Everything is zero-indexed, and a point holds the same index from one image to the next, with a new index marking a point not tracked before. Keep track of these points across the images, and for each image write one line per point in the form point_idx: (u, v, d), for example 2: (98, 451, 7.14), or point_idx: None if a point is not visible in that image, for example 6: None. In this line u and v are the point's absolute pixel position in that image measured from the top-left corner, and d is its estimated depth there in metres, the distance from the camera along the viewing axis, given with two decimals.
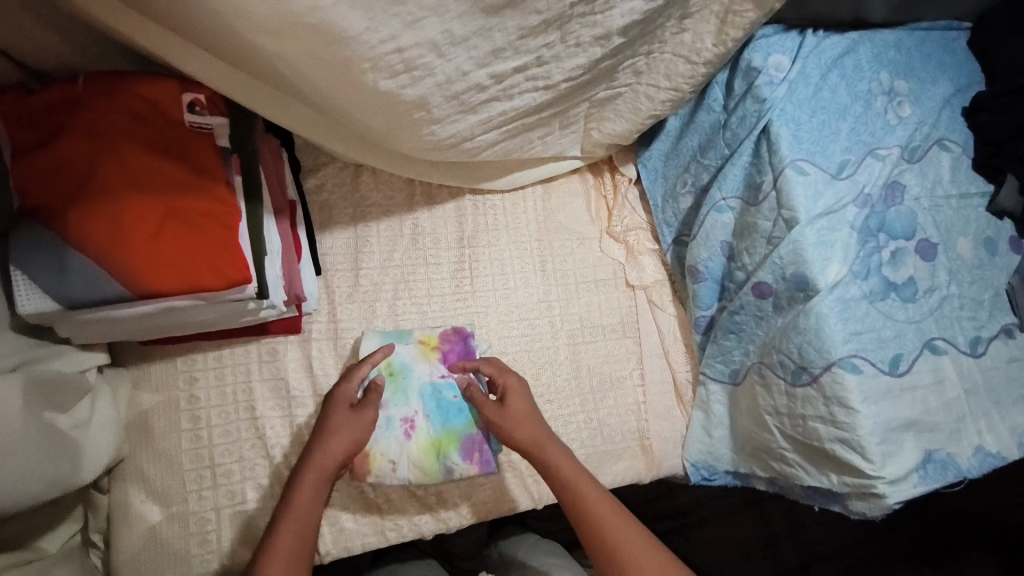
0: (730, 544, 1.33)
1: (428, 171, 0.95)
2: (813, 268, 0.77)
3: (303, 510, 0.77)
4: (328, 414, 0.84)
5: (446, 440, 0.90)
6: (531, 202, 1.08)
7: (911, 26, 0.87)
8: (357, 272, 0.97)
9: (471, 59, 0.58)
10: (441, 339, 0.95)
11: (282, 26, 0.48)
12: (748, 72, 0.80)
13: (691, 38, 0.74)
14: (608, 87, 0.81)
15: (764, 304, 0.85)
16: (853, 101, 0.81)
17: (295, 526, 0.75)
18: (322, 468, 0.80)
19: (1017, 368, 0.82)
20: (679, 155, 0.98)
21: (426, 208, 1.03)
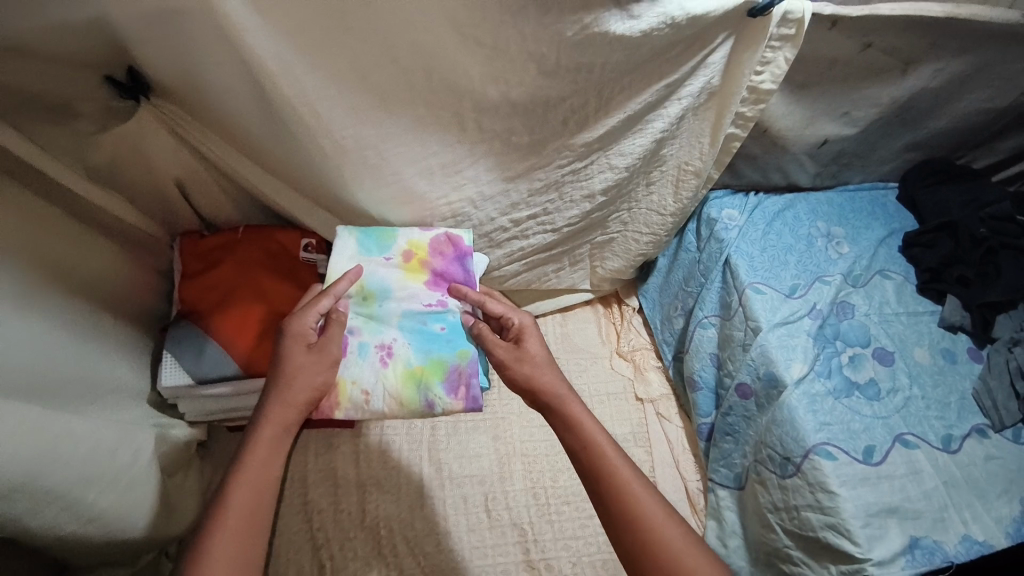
0: None
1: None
2: (780, 366, 0.92)
3: (259, 464, 0.63)
4: (283, 357, 0.69)
5: (429, 369, 0.77)
6: (552, 326, 1.30)
7: (839, 188, 1.13)
8: None
9: (497, 209, 0.86)
10: (431, 251, 0.84)
11: (376, 191, 0.76)
12: (709, 222, 1.05)
13: (659, 199, 0.99)
14: (603, 233, 1.08)
15: (749, 403, 0.97)
16: (796, 241, 1.04)
17: (251, 489, 0.61)
18: (285, 419, 0.67)
19: (997, 466, 0.88)
20: (670, 286, 1.20)
21: None
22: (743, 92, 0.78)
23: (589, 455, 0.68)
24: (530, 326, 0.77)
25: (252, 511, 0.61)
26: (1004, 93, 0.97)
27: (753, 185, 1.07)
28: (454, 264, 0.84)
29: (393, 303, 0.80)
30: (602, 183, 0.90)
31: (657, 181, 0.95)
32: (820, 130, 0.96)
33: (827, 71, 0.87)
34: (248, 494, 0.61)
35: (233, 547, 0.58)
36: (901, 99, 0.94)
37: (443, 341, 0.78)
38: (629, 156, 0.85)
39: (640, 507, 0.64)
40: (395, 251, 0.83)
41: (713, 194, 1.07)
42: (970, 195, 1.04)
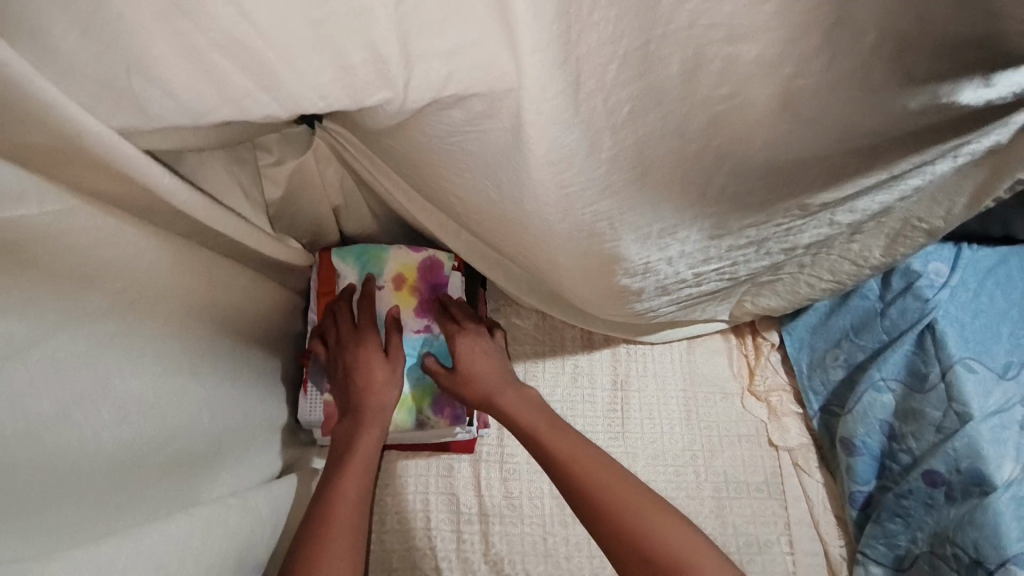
0: None
1: (593, 320, 1.09)
2: (990, 464, 0.80)
3: (356, 470, 0.71)
4: (365, 368, 0.78)
5: (418, 396, 0.83)
6: (681, 356, 1.18)
7: None
8: None
9: (686, 264, 0.73)
10: (417, 278, 0.86)
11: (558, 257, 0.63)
12: (908, 273, 0.90)
13: (858, 247, 0.83)
14: (772, 274, 0.93)
15: (935, 492, 0.85)
16: (1011, 308, 0.89)
17: (353, 481, 0.70)
18: (376, 424, 0.76)
19: None
20: (828, 330, 1.10)
21: (585, 351, 1.17)
22: None
23: (539, 435, 0.75)
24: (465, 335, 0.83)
25: (356, 502, 0.68)
26: None
27: (966, 235, 0.91)
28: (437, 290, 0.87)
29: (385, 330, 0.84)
30: (812, 236, 0.75)
31: (868, 235, 0.80)
32: None
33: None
34: (349, 487, 0.69)
35: (346, 535, 0.65)
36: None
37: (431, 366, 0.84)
38: (861, 212, 0.71)
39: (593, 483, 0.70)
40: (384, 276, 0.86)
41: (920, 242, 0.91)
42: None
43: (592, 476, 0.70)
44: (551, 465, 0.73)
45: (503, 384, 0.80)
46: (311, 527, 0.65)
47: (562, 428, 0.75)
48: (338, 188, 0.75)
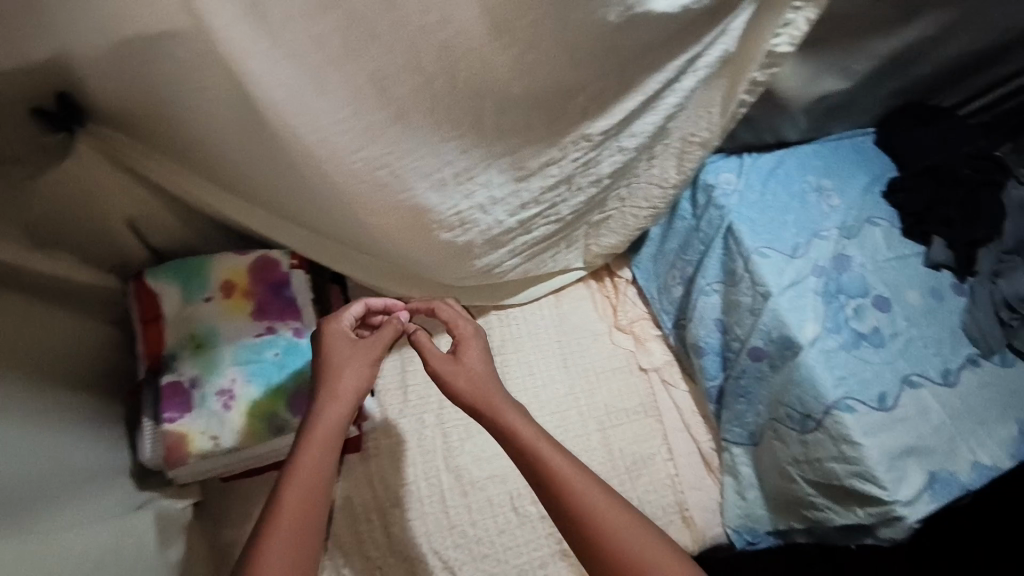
0: None
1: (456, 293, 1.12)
2: (792, 328, 0.91)
3: (312, 461, 0.67)
4: (328, 354, 0.74)
5: (270, 400, 0.76)
6: (550, 309, 1.25)
7: (821, 140, 1.11)
8: (406, 388, 1.07)
9: (505, 212, 0.76)
10: (248, 281, 0.83)
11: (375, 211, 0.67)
12: (706, 188, 1.03)
13: (658, 171, 0.95)
14: (601, 212, 1.03)
15: (762, 366, 0.97)
16: (791, 200, 1.03)
17: (304, 484, 0.65)
18: (334, 414, 0.70)
19: (992, 391, 0.91)
20: (665, 256, 1.19)
21: None
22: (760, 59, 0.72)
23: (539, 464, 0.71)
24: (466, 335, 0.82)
25: (305, 507, 0.64)
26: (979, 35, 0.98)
27: (744, 146, 1.04)
28: (273, 291, 0.83)
29: (224, 342, 0.79)
30: (610, 166, 0.83)
31: (660, 157, 0.91)
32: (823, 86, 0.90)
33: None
34: (299, 490, 0.65)
35: (289, 544, 0.62)
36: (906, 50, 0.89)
37: (280, 366, 0.79)
38: (641, 135, 0.79)
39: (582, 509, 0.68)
40: (212, 288, 0.82)
41: (709, 159, 1.05)
42: (941, 139, 1.07)
43: (595, 508, 0.68)
44: (540, 488, 0.70)
45: (504, 405, 0.75)
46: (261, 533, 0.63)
47: (566, 454, 0.72)
48: (112, 184, 0.75)
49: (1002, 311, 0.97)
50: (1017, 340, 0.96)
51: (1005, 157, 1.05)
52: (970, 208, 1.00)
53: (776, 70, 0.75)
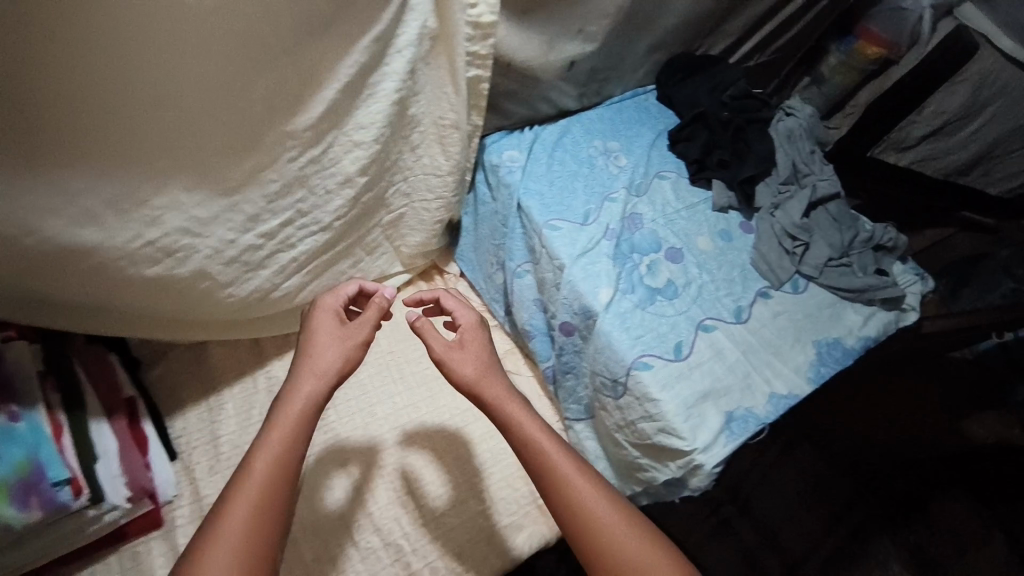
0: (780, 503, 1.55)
1: (258, 326, 1.02)
2: (587, 296, 0.89)
3: (278, 440, 0.59)
4: (312, 334, 0.68)
5: None
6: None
7: (605, 103, 1.12)
8: (215, 443, 0.94)
9: (231, 230, 0.69)
10: None
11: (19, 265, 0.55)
12: (492, 169, 1.00)
13: (430, 160, 0.91)
14: (388, 213, 0.97)
15: (575, 339, 0.95)
16: (579, 167, 1.02)
17: (272, 466, 0.57)
18: (305, 396, 0.63)
19: (785, 320, 0.94)
20: (479, 242, 1.12)
21: (277, 359, 1.06)
22: (464, 31, 0.71)
23: (538, 459, 0.65)
24: (470, 324, 0.76)
25: (275, 496, 0.56)
26: None
27: (524, 121, 1.03)
28: None
29: None
30: (355, 165, 0.77)
31: (422, 144, 0.87)
32: (569, 49, 0.88)
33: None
34: (279, 466, 0.57)
35: (237, 541, 0.53)
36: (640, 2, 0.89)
37: None
38: (373, 126, 0.74)
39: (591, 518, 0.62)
40: None
41: (489, 139, 1.01)
42: (714, 82, 1.11)
43: (591, 506, 0.63)
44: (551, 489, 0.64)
45: (505, 398, 0.69)
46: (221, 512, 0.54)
47: (571, 454, 0.67)
48: None
49: (787, 240, 0.99)
50: (804, 266, 0.98)
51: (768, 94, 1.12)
52: (742, 146, 1.05)
53: (489, 38, 0.73)
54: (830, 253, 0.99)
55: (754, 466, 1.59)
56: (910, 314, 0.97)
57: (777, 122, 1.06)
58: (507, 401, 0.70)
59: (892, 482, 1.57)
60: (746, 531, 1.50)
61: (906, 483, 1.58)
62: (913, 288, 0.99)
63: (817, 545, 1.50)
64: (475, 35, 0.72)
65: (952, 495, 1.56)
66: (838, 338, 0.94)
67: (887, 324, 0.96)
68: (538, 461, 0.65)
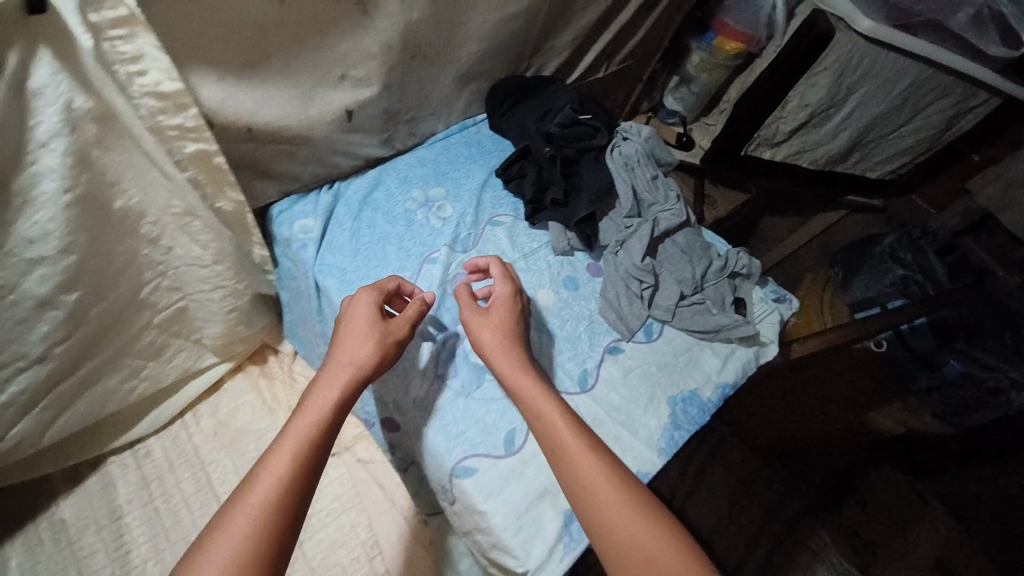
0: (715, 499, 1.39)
1: (30, 466, 0.90)
2: None
3: (312, 419, 0.60)
4: (348, 323, 0.70)
5: None
6: (202, 420, 1.02)
7: (428, 142, 0.99)
8: None
9: None
10: None
11: None
12: (285, 244, 0.84)
13: (188, 250, 0.74)
14: (159, 311, 0.81)
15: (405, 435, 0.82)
16: (393, 226, 0.88)
17: (296, 445, 0.58)
18: (341, 381, 0.64)
19: (638, 377, 0.84)
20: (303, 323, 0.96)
21: (70, 492, 0.94)
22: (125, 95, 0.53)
23: (561, 448, 0.62)
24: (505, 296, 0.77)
25: (299, 477, 0.56)
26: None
27: (318, 180, 0.87)
28: None
29: None
30: (44, 285, 0.63)
31: (166, 235, 0.70)
32: (335, 98, 0.73)
33: (281, 29, 0.60)
34: (303, 446, 0.58)
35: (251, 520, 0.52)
36: (417, 39, 0.74)
37: None
38: (51, 238, 0.59)
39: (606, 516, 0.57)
40: None
41: (277, 209, 0.85)
42: (544, 109, 0.98)
43: (602, 499, 0.57)
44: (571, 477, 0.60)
45: (528, 382, 0.68)
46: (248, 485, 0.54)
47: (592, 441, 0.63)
48: None
49: (635, 282, 0.89)
50: (655, 309, 0.89)
51: (607, 114, 1.02)
52: (585, 178, 0.92)
53: (186, 109, 0.58)
54: (681, 291, 0.89)
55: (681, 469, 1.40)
56: (769, 347, 0.90)
57: (611, 152, 0.96)
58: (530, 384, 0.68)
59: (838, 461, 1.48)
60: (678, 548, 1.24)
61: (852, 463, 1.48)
62: (769, 318, 0.92)
63: (752, 546, 1.32)
64: (162, 106, 0.56)
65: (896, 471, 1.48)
66: (695, 389, 0.84)
67: (744, 366, 0.88)
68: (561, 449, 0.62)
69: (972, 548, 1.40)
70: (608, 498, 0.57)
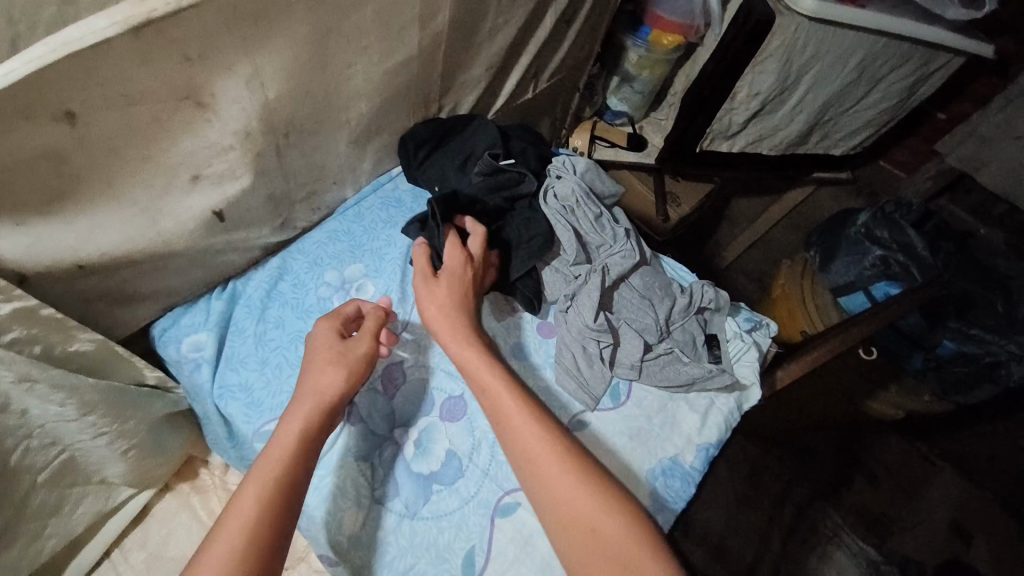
0: (726, 492, 1.42)
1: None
2: (326, 531, 0.64)
3: (279, 455, 0.57)
4: (313, 344, 0.65)
5: None
6: (130, 556, 0.84)
7: (337, 211, 0.85)
8: None
9: None
10: None
11: None
12: (176, 367, 0.70)
13: (44, 408, 0.59)
14: (38, 472, 0.66)
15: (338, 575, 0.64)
16: (305, 321, 0.74)
17: (262, 488, 0.54)
18: (308, 412, 0.60)
19: (608, 454, 0.73)
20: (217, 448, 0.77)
21: None
22: None
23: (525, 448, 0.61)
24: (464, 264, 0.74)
25: (276, 505, 0.53)
26: (425, 28, 0.74)
27: (208, 283, 0.73)
28: None
29: None
30: None
31: (15, 402, 0.55)
32: (193, 203, 0.60)
33: (88, 148, 0.48)
34: (281, 470, 0.55)
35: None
36: (284, 116, 0.63)
37: None
38: None
39: (583, 525, 0.56)
40: None
41: (160, 327, 0.71)
42: (463, 155, 0.86)
43: (578, 513, 0.57)
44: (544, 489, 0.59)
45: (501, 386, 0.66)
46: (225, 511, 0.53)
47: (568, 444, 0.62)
48: None
49: (592, 341, 0.77)
50: (619, 368, 0.78)
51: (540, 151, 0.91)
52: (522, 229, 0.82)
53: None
54: (645, 342, 0.79)
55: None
56: (751, 390, 0.80)
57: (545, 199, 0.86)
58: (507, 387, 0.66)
59: (839, 440, 1.53)
60: (695, 550, 1.33)
61: (851, 437, 1.54)
62: (746, 357, 0.81)
63: (771, 535, 1.35)
64: None
65: (897, 440, 1.54)
66: (676, 456, 0.74)
67: (728, 416, 0.78)
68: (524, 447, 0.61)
69: (982, 503, 1.46)
70: (579, 498, 0.57)
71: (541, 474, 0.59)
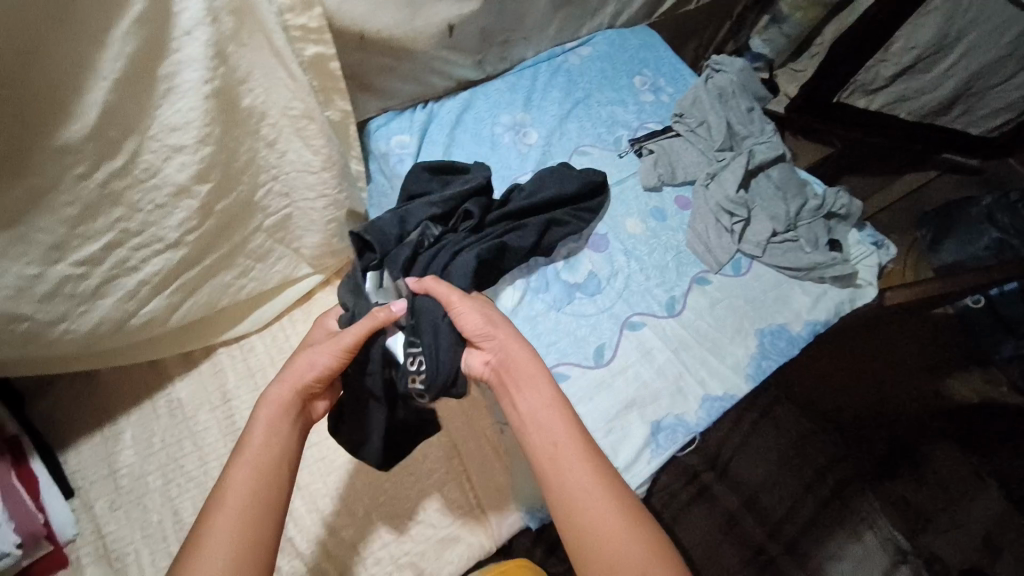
0: (770, 453, 1.25)
1: (150, 348, 0.92)
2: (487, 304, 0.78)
3: (257, 455, 0.52)
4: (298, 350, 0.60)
5: None
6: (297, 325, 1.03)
7: (515, 69, 0.97)
8: (114, 475, 0.88)
9: (32, 264, 0.60)
10: None
11: None
12: (381, 159, 0.86)
13: (298, 155, 0.76)
14: (267, 216, 0.82)
15: None
16: (481, 147, 0.87)
17: (248, 482, 0.50)
18: (279, 419, 0.55)
19: (725, 307, 0.82)
20: None
21: (180, 379, 0.96)
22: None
23: (563, 479, 0.52)
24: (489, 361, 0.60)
25: (258, 503, 0.49)
26: None
27: (415, 98, 0.87)
28: None
29: None
30: (184, 173, 0.65)
31: (282, 139, 0.73)
32: (440, 11, 0.78)
33: None
34: (267, 469, 0.51)
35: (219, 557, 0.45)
36: None
37: None
38: (191, 126, 0.62)
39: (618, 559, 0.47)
40: None
41: (375, 124, 0.87)
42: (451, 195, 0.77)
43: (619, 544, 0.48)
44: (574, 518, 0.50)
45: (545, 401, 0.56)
46: (218, 500, 0.49)
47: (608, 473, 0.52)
48: None
49: (726, 215, 0.86)
50: (745, 244, 0.86)
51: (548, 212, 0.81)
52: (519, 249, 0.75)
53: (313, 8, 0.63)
54: (773, 226, 0.86)
55: (739, 423, 1.26)
56: (866, 289, 0.86)
57: (676, 117, 0.95)
58: (546, 399, 0.57)
59: (900, 428, 1.34)
60: (726, 495, 1.20)
61: (914, 432, 1.34)
62: (866, 261, 0.88)
63: (806, 508, 1.20)
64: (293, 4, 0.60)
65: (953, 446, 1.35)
66: (784, 323, 0.82)
67: (838, 305, 0.84)
68: (569, 494, 0.51)
69: None
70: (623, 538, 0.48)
71: (575, 505, 0.50)
